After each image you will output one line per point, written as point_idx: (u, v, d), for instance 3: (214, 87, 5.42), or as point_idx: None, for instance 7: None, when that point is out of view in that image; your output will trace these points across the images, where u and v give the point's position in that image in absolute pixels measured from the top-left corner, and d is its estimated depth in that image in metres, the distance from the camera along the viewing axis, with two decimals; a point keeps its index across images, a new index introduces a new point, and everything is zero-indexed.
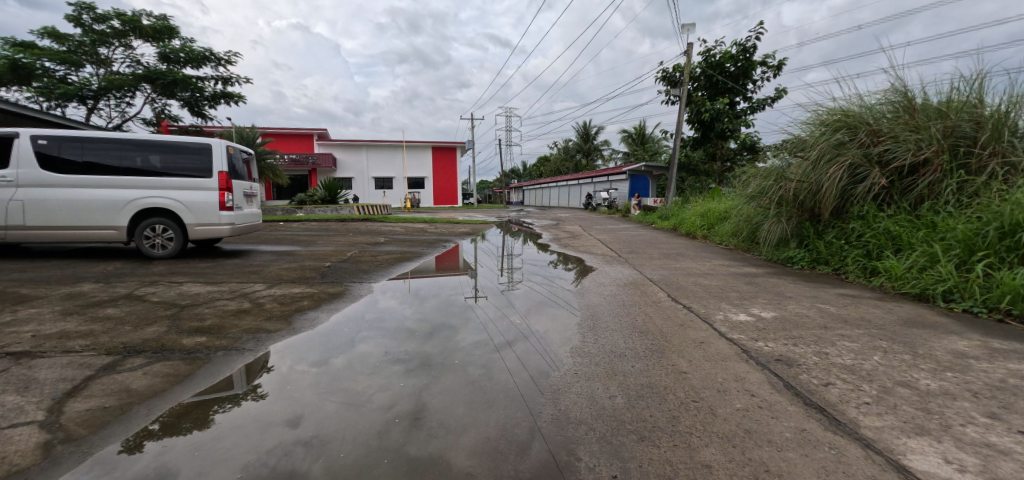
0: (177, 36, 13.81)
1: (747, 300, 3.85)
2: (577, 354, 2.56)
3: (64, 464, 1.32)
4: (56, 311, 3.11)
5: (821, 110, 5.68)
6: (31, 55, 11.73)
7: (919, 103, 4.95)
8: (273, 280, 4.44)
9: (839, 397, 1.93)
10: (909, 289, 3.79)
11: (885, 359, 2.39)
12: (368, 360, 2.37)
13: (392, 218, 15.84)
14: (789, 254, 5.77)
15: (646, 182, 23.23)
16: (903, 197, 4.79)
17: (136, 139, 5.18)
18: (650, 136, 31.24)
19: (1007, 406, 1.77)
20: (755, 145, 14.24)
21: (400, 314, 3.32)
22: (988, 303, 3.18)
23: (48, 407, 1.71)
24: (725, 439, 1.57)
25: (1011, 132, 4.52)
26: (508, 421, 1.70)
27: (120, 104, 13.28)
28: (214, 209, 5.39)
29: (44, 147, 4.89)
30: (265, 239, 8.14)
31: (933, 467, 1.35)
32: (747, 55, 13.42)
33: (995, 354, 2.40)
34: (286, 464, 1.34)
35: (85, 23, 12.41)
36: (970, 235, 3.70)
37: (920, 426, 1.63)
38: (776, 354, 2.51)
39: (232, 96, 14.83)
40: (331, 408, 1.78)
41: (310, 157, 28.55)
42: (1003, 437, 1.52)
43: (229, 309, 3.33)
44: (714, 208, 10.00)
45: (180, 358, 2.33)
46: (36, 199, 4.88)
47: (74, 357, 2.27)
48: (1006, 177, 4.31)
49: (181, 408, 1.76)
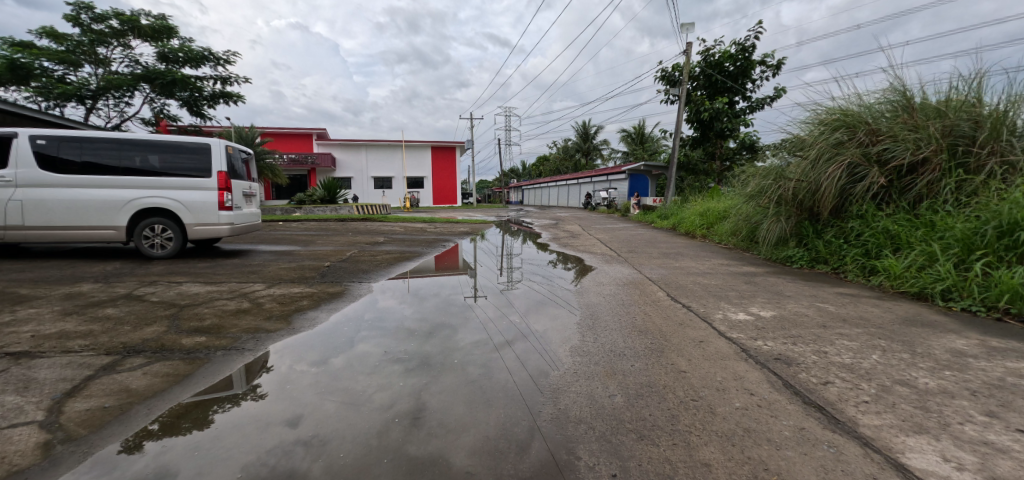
0: (177, 35, 13.81)
1: (746, 299, 3.86)
2: (576, 353, 2.56)
3: (63, 464, 1.32)
4: (55, 311, 3.11)
5: (820, 109, 5.68)
6: (30, 55, 11.71)
7: (918, 102, 4.96)
8: (273, 280, 4.44)
9: (838, 396, 1.94)
10: (908, 288, 3.80)
11: (883, 358, 2.40)
12: (368, 359, 2.37)
13: (392, 218, 15.87)
14: (788, 253, 5.77)
15: (645, 182, 23.25)
16: (902, 196, 4.80)
17: (136, 139, 5.17)
18: (650, 136, 31.25)
19: (1004, 404, 1.78)
20: (754, 145, 14.25)
21: (399, 314, 3.31)
22: (986, 302, 3.19)
23: (48, 407, 1.71)
24: (724, 438, 1.57)
25: (1010, 131, 4.53)
26: (507, 420, 1.70)
27: (120, 103, 13.28)
28: (213, 209, 5.39)
29: (43, 147, 4.88)
30: (264, 239, 8.14)
31: (931, 465, 1.36)
32: (746, 54, 13.42)
33: (993, 353, 2.41)
34: (286, 464, 1.34)
35: (83, 22, 12.39)
36: (969, 234, 3.70)
37: (918, 424, 1.64)
38: (775, 353, 2.52)
39: (232, 96, 14.84)
40: (330, 407, 1.78)
41: (310, 157, 28.51)
42: (1001, 435, 1.53)
43: (228, 309, 3.33)
44: (713, 207, 10.02)
45: (180, 358, 2.34)
46: (36, 199, 4.87)
47: (74, 357, 2.27)
48: (1004, 176, 4.31)
49: (181, 408, 1.76)
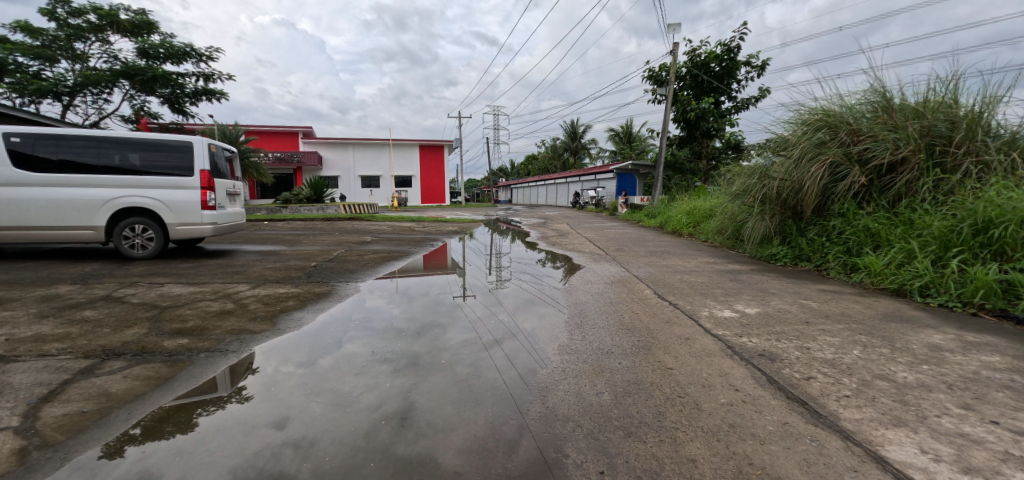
0: (157, 30, 13.47)
1: (731, 297, 3.91)
2: (564, 352, 2.58)
3: (40, 470, 1.28)
4: (31, 314, 3.02)
5: (803, 109, 5.78)
6: (3, 49, 11.34)
7: (897, 102, 5.06)
8: (258, 280, 4.37)
9: (821, 390, 1.98)
10: (888, 285, 3.90)
11: (864, 353, 2.46)
12: (355, 360, 2.34)
13: (379, 216, 15.73)
14: (772, 251, 5.89)
15: (633, 181, 23.64)
16: (882, 195, 4.93)
17: (115, 136, 5.02)
18: (637, 136, 31.69)
19: (979, 397, 1.84)
20: (739, 144, 14.54)
21: (387, 314, 3.28)
22: (962, 297, 3.29)
23: (23, 412, 1.66)
24: (710, 434, 1.60)
25: (985, 131, 4.65)
26: (496, 420, 1.69)
27: (98, 100, 12.98)
28: (196, 208, 5.28)
29: (17, 144, 4.73)
30: (249, 239, 7.99)
31: (909, 457, 1.40)
32: (731, 55, 13.62)
33: (969, 347, 2.48)
34: (273, 467, 1.32)
35: (59, 16, 12.03)
36: (946, 232, 3.80)
37: (897, 417, 1.68)
38: (759, 349, 2.56)
39: (215, 93, 14.61)
40: (317, 409, 1.76)
41: (297, 155, 28.15)
42: (976, 427, 1.58)
43: (212, 310, 3.26)
44: (699, 206, 10.17)
45: (161, 361, 2.28)
46: (9, 198, 4.73)
47: (49, 361, 2.21)
48: (979, 175, 4.42)
49: (163, 412, 1.72)
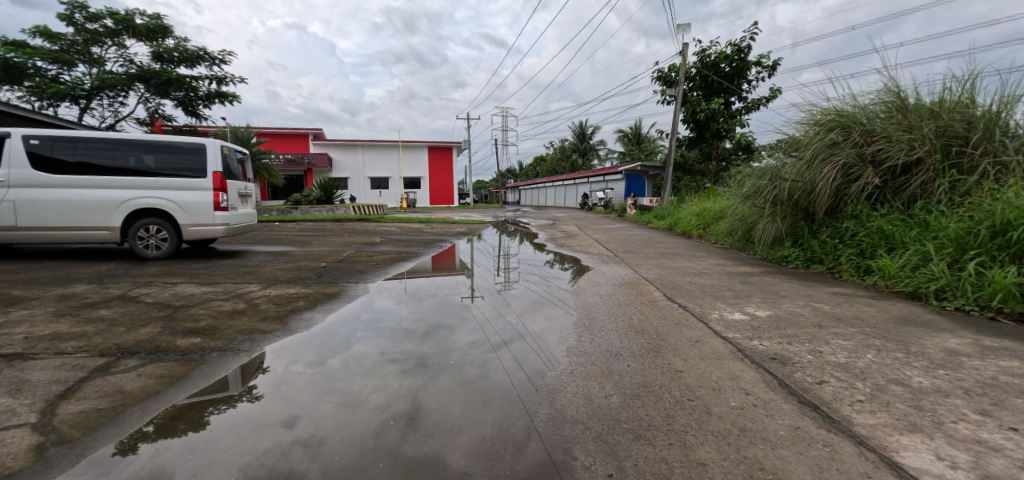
0: (171, 35, 13.72)
1: (742, 299, 3.87)
2: (573, 353, 2.57)
3: (56, 466, 1.31)
4: (49, 312, 3.08)
5: (815, 110, 5.72)
6: (23, 54, 11.62)
7: (912, 102, 4.97)
8: (268, 281, 4.41)
9: (834, 395, 1.95)
10: (902, 288, 3.83)
11: (878, 357, 2.41)
12: (364, 360, 2.36)
13: (388, 218, 15.81)
14: (783, 253, 5.82)
15: (641, 183, 23.51)
16: (896, 197, 4.85)
17: (130, 139, 5.12)
18: (645, 137, 31.53)
19: (998, 403, 1.79)
20: (749, 145, 14.40)
21: (396, 315, 3.30)
22: (979, 301, 3.22)
23: (41, 409, 1.70)
24: (720, 438, 1.58)
25: (1003, 131, 4.55)
26: (503, 422, 1.69)
27: (114, 103, 13.24)
28: (208, 209, 5.35)
29: (36, 147, 4.84)
30: (260, 240, 8.09)
31: (925, 464, 1.37)
32: (742, 54, 13.49)
33: (987, 352, 2.43)
34: (283, 465, 1.34)
35: (77, 21, 12.30)
36: (962, 234, 3.73)
37: (912, 423, 1.65)
38: (771, 353, 2.53)
39: (227, 96, 14.82)
40: (327, 408, 1.77)
41: (308, 157, 28.44)
42: (994, 434, 1.54)
43: (224, 310, 3.31)
44: (708, 208, 10.08)
45: (174, 360, 2.32)
46: (28, 200, 4.84)
47: (66, 359, 2.25)
48: (997, 175, 4.33)
49: (175, 411, 1.75)
